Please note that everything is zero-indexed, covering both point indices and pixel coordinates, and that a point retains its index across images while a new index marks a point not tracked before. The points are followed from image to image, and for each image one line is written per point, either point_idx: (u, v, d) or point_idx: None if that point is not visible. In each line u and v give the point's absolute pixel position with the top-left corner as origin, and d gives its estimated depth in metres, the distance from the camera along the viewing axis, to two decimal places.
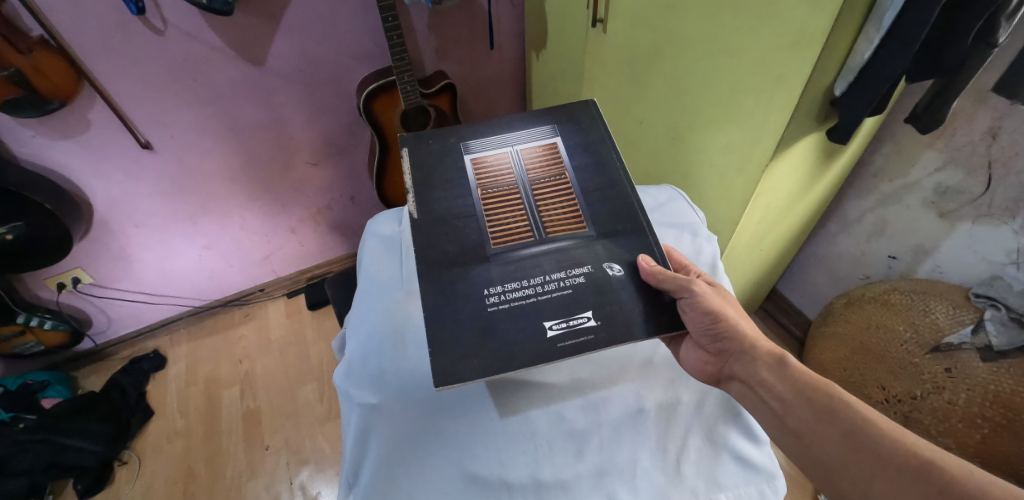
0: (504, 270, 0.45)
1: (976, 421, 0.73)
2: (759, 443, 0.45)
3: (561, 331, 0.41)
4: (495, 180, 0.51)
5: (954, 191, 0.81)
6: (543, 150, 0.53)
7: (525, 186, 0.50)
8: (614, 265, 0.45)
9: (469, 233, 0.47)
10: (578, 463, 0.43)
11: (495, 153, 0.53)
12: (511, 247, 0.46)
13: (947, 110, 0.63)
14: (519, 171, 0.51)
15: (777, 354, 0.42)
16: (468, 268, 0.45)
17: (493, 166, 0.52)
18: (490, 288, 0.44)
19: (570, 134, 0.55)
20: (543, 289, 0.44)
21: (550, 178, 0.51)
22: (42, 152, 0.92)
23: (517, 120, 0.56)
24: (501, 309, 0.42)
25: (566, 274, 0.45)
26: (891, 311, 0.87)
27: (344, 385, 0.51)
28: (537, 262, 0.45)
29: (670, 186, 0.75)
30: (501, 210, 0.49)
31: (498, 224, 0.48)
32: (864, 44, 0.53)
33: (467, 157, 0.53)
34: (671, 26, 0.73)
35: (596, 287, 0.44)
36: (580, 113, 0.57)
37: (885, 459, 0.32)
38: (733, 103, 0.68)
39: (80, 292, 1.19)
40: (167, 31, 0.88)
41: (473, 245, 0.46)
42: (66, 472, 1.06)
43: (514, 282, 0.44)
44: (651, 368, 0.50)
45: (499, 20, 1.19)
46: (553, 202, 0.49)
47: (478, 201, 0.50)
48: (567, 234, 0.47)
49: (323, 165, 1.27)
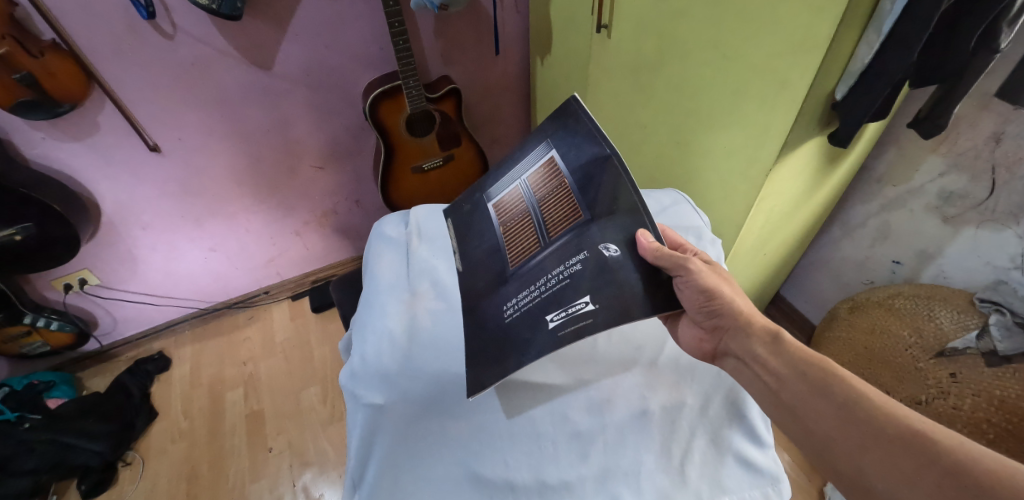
0: (519, 284, 0.48)
1: (981, 427, 0.72)
2: (763, 446, 0.45)
3: (561, 320, 0.42)
4: (511, 211, 0.53)
5: (957, 196, 0.81)
6: (544, 170, 0.51)
7: (534, 207, 0.51)
8: (610, 246, 0.44)
9: (495, 264, 0.52)
10: (582, 464, 0.43)
11: (509, 193, 0.55)
12: (524, 260, 0.49)
13: (948, 116, 0.63)
14: (528, 196, 0.52)
15: (772, 331, 0.43)
16: (491, 295, 0.50)
17: (509, 204, 0.54)
18: (506, 305, 0.47)
19: (564, 140, 0.50)
20: (547, 287, 0.45)
21: (553, 187, 0.49)
22: (52, 154, 0.94)
23: (519, 151, 0.56)
24: (514, 317, 0.46)
25: (565, 266, 0.45)
26: (895, 316, 0.88)
27: (350, 385, 0.51)
28: (542, 266, 0.47)
29: (675, 189, 0.76)
30: (517, 235, 0.51)
31: (516, 246, 0.51)
32: (865, 48, 0.54)
33: (489, 205, 0.57)
34: (674, 31, 0.74)
35: (594, 273, 0.43)
36: (560, 112, 0.51)
37: (877, 431, 0.32)
38: (735, 108, 0.69)
39: (87, 293, 1.20)
40: (176, 35, 0.90)
41: (498, 272, 0.51)
42: (70, 471, 1.06)
43: (525, 291, 0.47)
44: (655, 370, 0.50)
45: (504, 25, 1.21)
46: (555, 208, 0.49)
47: (500, 236, 0.53)
48: (566, 229, 0.47)
49: (329, 169, 1.28)
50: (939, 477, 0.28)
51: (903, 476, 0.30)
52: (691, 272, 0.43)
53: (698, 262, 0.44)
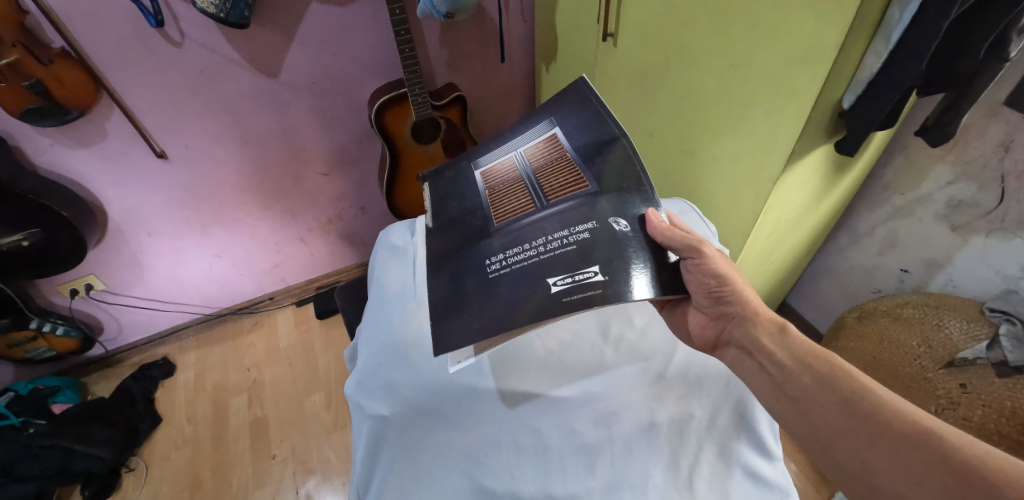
0: (506, 240, 0.47)
1: (992, 438, 0.71)
2: (772, 458, 0.45)
3: (566, 286, 0.40)
4: (501, 178, 0.54)
5: (966, 204, 0.80)
6: (543, 144, 0.54)
7: (530, 175, 0.52)
8: (620, 221, 0.44)
9: (476, 220, 0.51)
10: (588, 477, 0.43)
11: (501, 161, 0.56)
12: (513, 220, 0.49)
13: (957, 124, 0.63)
14: (522, 165, 0.54)
15: (779, 322, 0.43)
16: (474, 245, 0.49)
17: (498, 172, 0.55)
18: (491, 257, 0.47)
19: (566, 119, 0.54)
20: (546, 249, 0.44)
21: (554, 161, 0.52)
22: (59, 160, 0.94)
23: (518, 126, 0.59)
24: (501, 273, 0.45)
25: (569, 232, 0.45)
26: (903, 325, 0.87)
27: (355, 395, 0.51)
28: (540, 226, 0.46)
29: (682, 198, 0.75)
30: (505, 197, 0.51)
31: (502, 206, 0.51)
32: (873, 57, 0.54)
33: (476, 171, 0.57)
34: (680, 39, 0.74)
35: (602, 242, 0.43)
36: (570, 97, 0.55)
37: (883, 427, 0.32)
38: (742, 113, 0.68)
39: (93, 298, 1.20)
40: (184, 43, 0.91)
41: (478, 227, 0.50)
42: (74, 477, 1.07)
43: (516, 248, 0.46)
44: (663, 381, 0.49)
45: (509, 33, 1.21)
46: (554, 176, 0.50)
47: (484, 198, 0.53)
48: (568, 197, 0.48)
49: (334, 176, 1.28)
50: (945, 474, 0.28)
51: (908, 473, 0.29)
52: (701, 257, 0.43)
53: (712, 247, 0.44)
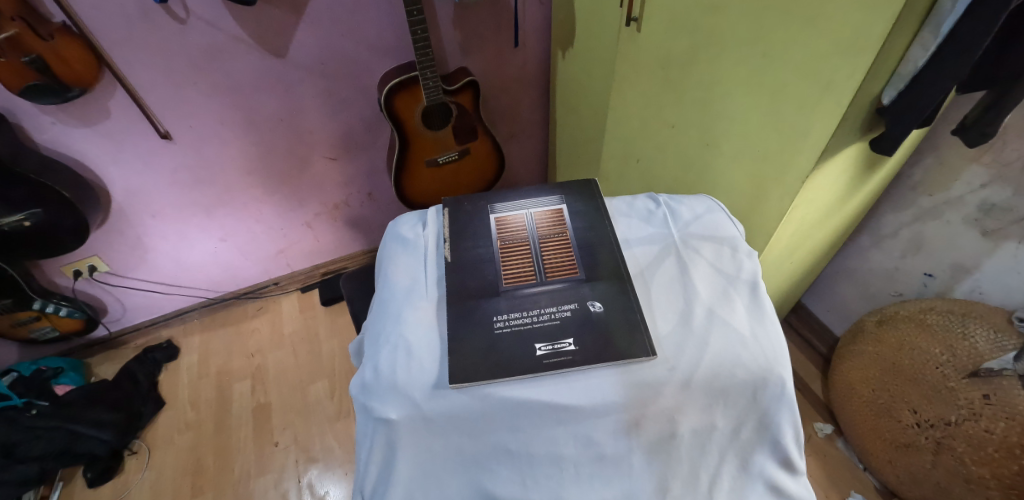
0: (511, 302, 0.52)
1: (1013, 452, 0.70)
2: (795, 473, 0.42)
3: (547, 351, 0.46)
4: (512, 233, 0.59)
5: (999, 208, 0.77)
6: (551, 215, 0.61)
7: (535, 242, 0.57)
8: (596, 303, 0.51)
9: (488, 274, 0.55)
10: (604, 489, 0.40)
11: (514, 214, 0.62)
12: (517, 286, 0.53)
13: (999, 125, 0.58)
14: (530, 228, 0.59)
15: None
16: (482, 300, 0.52)
17: (511, 225, 0.60)
18: (497, 315, 0.50)
19: (573, 201, 0.62)
20: (538, 319, 0.50)
21: (555, 235, 0.58)
22: (62, 138, 0.92)
23: (534, 189, 0.65)
24: (505, 331, 0.49)
25: (556, 308, 0.51)
26: (926, 331, 0.83)
27: (360, 396, 0.46)
28: (536, 299, 0.52)
29: (708, 195, 0.68)
30: (513, 256, 0.56)
31: (511, 267, 0.55)
32: (918, 50, 0.50)
33: (491, 216, 0.62)
34: (711, 26, 0.69)
35: (579, 321, 0.49)
36: (580, 190, 0.64)
37: None
38: (774, 109, 0.65)
39: (95, 279, 1.19)
40: (189, 20, 0.87)
41: (490, 282, 0.54)
42: (77, 459, 1.06)
43: (518, 312, 0.51)
44: (688, 390, 0.42)
45: (525, 16, 1.16)
46: (554, 253, 0.56)
47: (495, 249, 0.57)
48: (562, 277, 0.53)
49: (342, 160, 1.25)
50: None
51: None
52: None
53: None
